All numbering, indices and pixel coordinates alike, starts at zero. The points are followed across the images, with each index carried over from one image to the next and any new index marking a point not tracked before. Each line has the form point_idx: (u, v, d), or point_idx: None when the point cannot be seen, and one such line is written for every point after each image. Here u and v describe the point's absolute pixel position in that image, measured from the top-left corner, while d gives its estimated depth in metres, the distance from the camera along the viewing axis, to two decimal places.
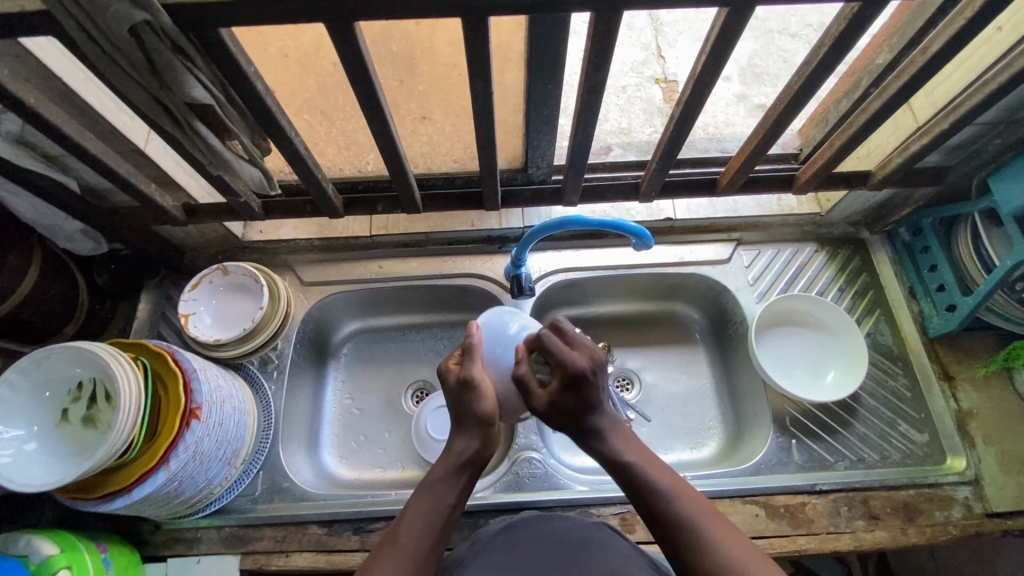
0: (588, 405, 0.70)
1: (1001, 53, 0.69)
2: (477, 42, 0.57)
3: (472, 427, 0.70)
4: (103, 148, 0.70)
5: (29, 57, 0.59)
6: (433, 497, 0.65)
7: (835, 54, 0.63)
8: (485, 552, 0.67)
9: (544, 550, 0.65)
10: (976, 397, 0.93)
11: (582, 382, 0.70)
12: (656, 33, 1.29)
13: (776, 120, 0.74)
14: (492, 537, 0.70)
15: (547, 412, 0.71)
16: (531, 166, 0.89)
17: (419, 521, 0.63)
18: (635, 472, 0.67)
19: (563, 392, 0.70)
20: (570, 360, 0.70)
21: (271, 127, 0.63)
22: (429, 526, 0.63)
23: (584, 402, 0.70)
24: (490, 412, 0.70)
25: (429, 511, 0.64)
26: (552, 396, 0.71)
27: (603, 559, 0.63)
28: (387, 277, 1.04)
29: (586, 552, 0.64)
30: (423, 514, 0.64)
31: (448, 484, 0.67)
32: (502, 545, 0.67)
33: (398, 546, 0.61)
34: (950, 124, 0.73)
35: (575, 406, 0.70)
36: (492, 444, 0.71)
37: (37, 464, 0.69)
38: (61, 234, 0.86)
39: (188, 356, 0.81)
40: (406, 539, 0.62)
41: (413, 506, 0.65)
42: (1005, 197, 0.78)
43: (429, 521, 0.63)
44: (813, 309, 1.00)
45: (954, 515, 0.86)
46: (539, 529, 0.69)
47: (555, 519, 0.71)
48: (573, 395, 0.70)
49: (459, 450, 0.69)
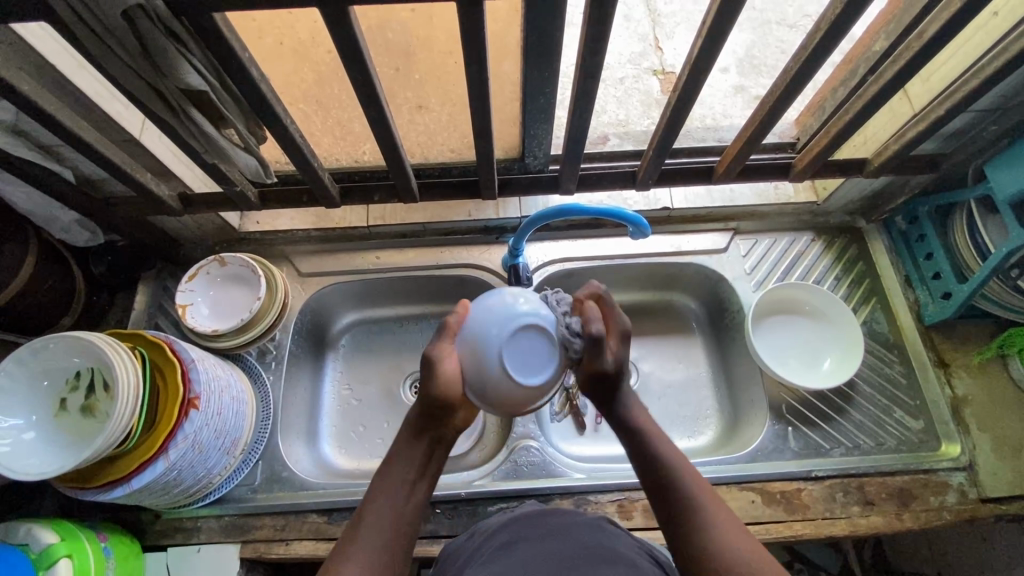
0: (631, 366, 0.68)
1: (997, 38, 0.69)
2: (472, 25, 0.57)
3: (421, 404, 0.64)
4: (98, 138, 0.70)
5: (22, 44, 0.58)
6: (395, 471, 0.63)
7: (833, 37, 0.62)
8: (485, 548, 0.67)
9: (544, 544, 0.64)
10: (971, 383, 0.94)
11: (631, 341, 0.67)
12: (654, 24, 1.29)
13: (771, 108, 0.74)
14: (491, 532, 0.70)
15: (611, 373, 0.65)
16: (527, 155, 0.89)
17: (387, 495, 0.61)
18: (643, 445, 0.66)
19: (623, 354, 0.66)
20: (601, 357, 0.64)
21: (267, 114, 0.63)
22: (393, 503, 0.61)
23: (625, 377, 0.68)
24: (451, 394, 0.63)
25: (393, 486, 0.62)
26: (614, 356, 0.66)
27: (602, 553, 0.62)
28: (384, 267, 1.04)
29: (587, 546, 0.64)
30: (385, 488, 0.62)
31: (405, 454, 0.64)
32: (501, 541, 0.67)
33: (361, 527, 0.60)
34: (946, 110, 0.73)
35: (626, 367, 0.67)
36: (451, 424, 0.64)
37: (36, 453, 0.70)
38: (57, 225, 0.86)
39: (186, 346, 0.81)
40: (370, 525, 0.60)
41: (377, 487, 0.62)
42: (1000, 184, 0.78)
43: (395, 498, 0.61)
44: (810, 298, 1.00)
45: (947, 500, 0.87)
46: (539, 525, 0.69)
47: (555, 513, 0.72)
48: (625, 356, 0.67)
49: (411, 423, 0.65)
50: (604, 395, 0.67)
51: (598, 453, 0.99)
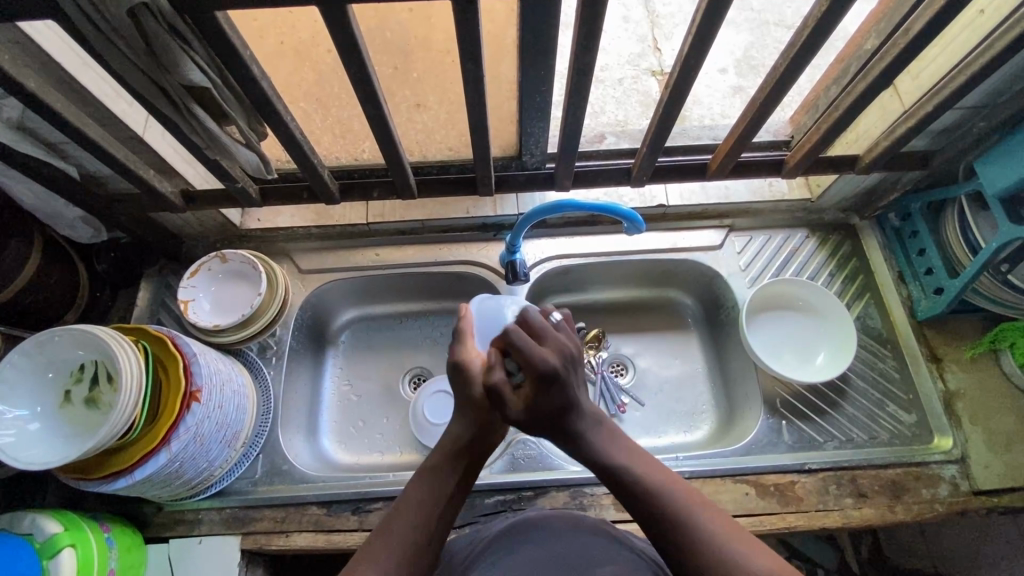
0: (567, 402, 0.66)
1: (983, 35, 0.70)
2: (466, 25, 0.58)
3: (472, 416, 0.69)
4: (102, 135, 0.71)
5: (28, 42, 0.60)
6: (427, 486, 0.65)
7: (820, 34, 0.63)
8: (487, 550, 0.68)
9: (545, 549, 0.65)
10: (963, 378, 0.95)
11: (552, 379, 0.64)
12: (652, 25, 1.30)
13: (761, 104, 0.76)
14: (495, 533, 0.71)
15: (528, 420, 0.66)
16: (525, 153, 0.90)
17: (417, 505, 0.63)
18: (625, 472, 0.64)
19: (542, 393, 0.65)
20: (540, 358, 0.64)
21: (267, 112, 0.65)
22: (422, 518, 0.62)
23: (565, 401, 0.65)
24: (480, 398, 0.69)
25: (423, 501, 0.63)
26: (530, 400, 0.65)
27: (602, 559, 0.63)
28: (383, 264, 1.06)
29: (589, 551, 0.64)
30: (415, 502, 0.63)
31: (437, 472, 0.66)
32: (504, 544, 0.68)
33: (389, 533, 0.60)
34: (934, 106, 0.75)
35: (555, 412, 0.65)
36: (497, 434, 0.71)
37: (41, 443, 0.71)
38: (61, 221, 0.87)
39: (188, 340, 0.82)
40: (394, 533, 0.60)
41: (409, 497, 0.64)
42: (990, 179, 0.80)
43: (423, 510, 0.62)
44: (803, 293, 1.01)
45: (940, 493, 0.88)
46: (540, 526, 0.70)
47: (555, 515, 0.72)
48: (548, 396, 0.65)
49: (453, 439, 0.69)
50: (545, 433, 0.68)
51: None
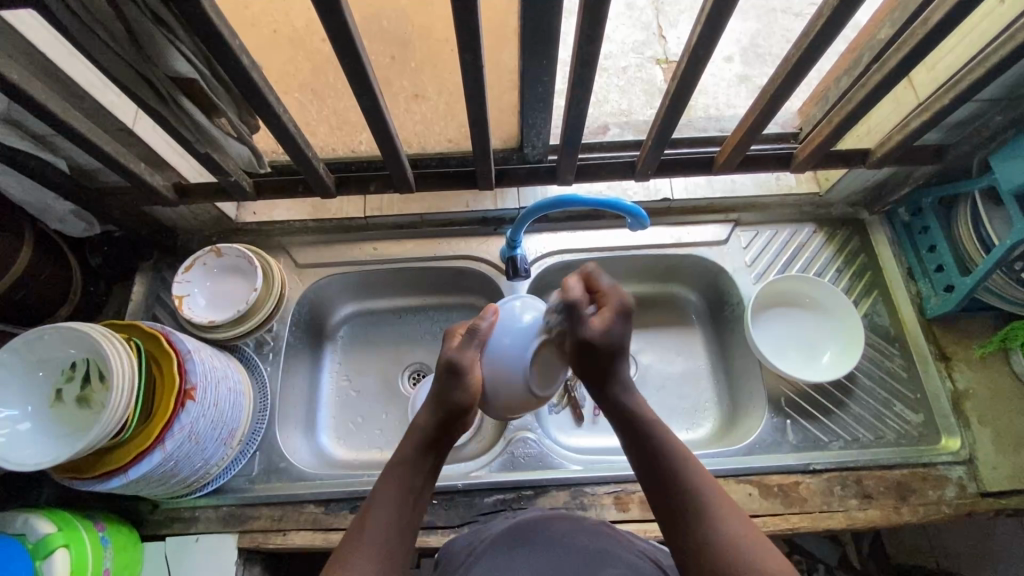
0: (628, 342, 0.69)
1: (1004, 25, 0.67)
2: (465, 13, 0.56)
3: (440, 412, 0.68)
4: (90, 127, 0.69)
5: (9, 31, 0.57)
6: (399, 480, 0.64)
7: (835, 25, 0.61)
8: (484, 549, 0.67)
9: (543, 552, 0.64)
10: (972, 377, 0.93)
11: (630, 315, 0.68)
12: (657, 12, 1.27)
13: (771, 98, 0.73)
14: (494, 532, 0.70)
15: (602, 343, 0.67)
16: (526, 145, 0.88)
17: (391, 504, 0.62)
18: (648, 444, 0.66)
19: (619, 321, 0.68)
20: (586, 324, 0.67)
21: (259, 105, 0.63)
22: (397, 516, 0.62)
23: (624, 345, 0.69)
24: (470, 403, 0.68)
25: (395, 498, 0.63)
26: (608, 324, 0.67)
27: (603, 563, 0.62)
28: (381, 259, 1.04)
29: (588, 553, 0.63)
30: (388, 501, 0.63)
31: (410, 466, 0.66)
32: (501, 543, 0.66)
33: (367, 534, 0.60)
34: (950, 99, 0.72)
35: (621, 343, 0.68)
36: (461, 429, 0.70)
37: (32, 443, 0.70)
38: (52, 215, 0.85)
39: (183, 337, 0.80)
40: (373, 532, 0.60)
41: (381, 492, 0.64)
42: (1007, 175, 0.77)
43: (398, 509, 0.62)
44: (812, 291, 0.99)
45: (947, 494, 0.87)
46: (539, 525, 0.69)
47: (555, 514, 0.71)
48: (621, 324, 0.68)
49: (422, 433, 0.68)
50: (597, 370, 0.69)
51: (596, 445, 0.99)
